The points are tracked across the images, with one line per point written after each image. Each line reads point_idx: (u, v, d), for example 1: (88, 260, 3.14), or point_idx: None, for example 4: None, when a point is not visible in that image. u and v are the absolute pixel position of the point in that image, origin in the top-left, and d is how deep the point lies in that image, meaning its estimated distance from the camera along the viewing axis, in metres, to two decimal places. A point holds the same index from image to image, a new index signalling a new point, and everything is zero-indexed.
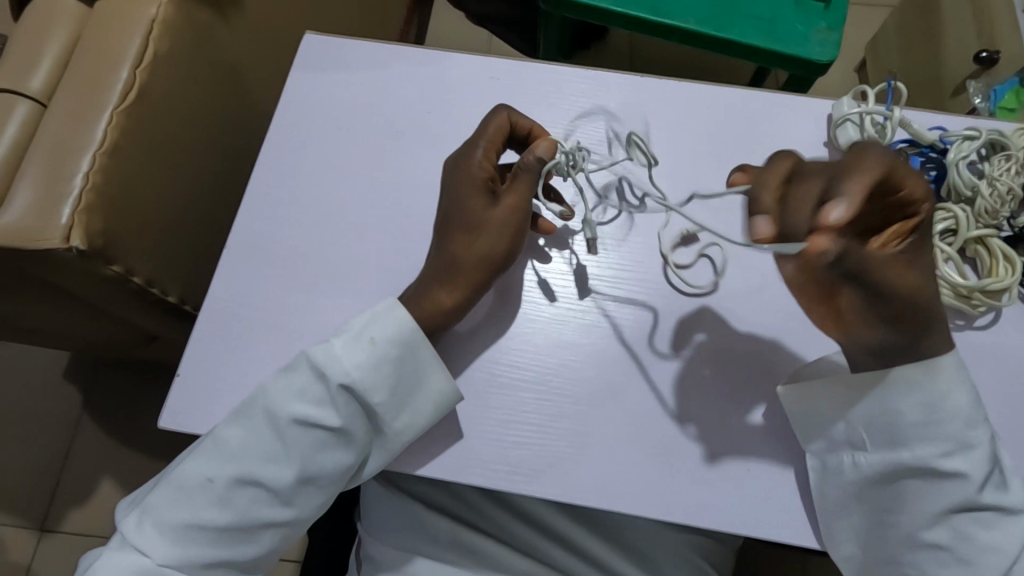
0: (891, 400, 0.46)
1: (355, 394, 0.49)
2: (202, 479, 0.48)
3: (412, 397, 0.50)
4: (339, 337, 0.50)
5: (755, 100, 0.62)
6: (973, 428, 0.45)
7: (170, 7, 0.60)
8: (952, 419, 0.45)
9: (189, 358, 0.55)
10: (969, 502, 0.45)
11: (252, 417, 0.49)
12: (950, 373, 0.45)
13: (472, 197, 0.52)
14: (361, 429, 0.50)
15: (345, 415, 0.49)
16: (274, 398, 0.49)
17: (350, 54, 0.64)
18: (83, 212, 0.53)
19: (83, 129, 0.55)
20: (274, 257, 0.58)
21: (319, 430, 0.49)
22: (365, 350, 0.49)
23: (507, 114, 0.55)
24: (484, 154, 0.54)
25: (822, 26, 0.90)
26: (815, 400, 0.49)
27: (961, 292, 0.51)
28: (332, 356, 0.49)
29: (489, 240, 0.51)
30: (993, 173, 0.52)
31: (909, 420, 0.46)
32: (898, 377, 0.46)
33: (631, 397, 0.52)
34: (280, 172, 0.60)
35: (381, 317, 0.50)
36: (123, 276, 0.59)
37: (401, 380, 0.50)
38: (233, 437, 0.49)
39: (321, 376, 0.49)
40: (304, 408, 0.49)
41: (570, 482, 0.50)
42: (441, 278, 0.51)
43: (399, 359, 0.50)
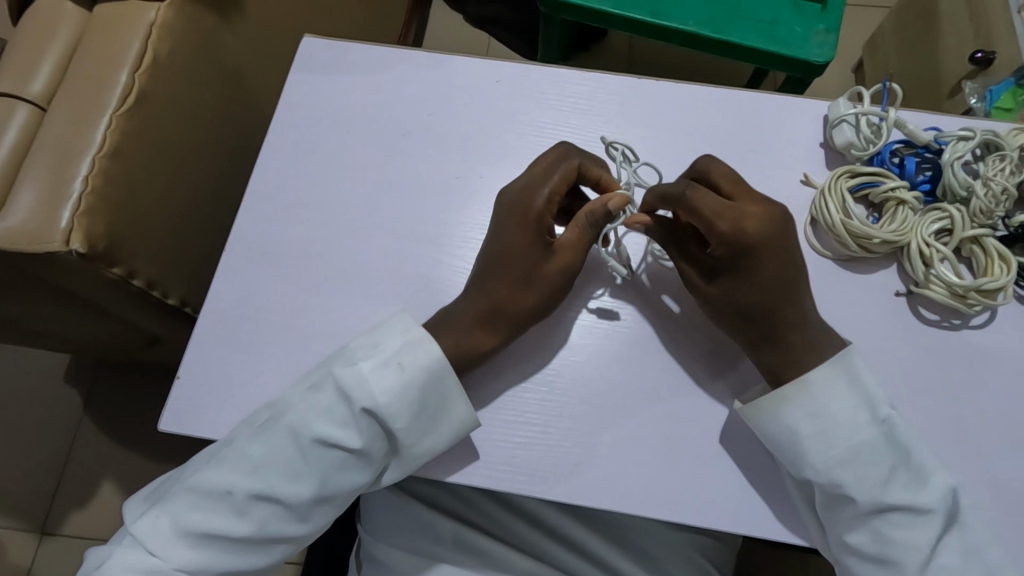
0: (778, 416, 0.48)
1: (380, 419, 0.49)
2: (221, 490, 0.48)
3: (435, 422, 0.50)
4: (368, 361, 0.50)
5: (753, 102, 0.62)
6: (858, 431, 0.46)
7: (169, 11, 0.60)
8: (836, 426, 0.46)
9: (191, 360, 0.55)
10: (879, 505, 0.45)
11: (275, 435, 0.49)
12: (829, 381, 0.47)
13: (531, 244, 0.53)
14: (380, 451, 0.50)
15: (368, 438, 0.49)
16: (299, 417, 0.49)
17: (350, 57, 0.65)
18: (83, 215, 0.53)
19: (83, 132, 0.55)
20: (276, 260, 0.58)
21: (341, 451, 0.49)
22: (394, 377, 0.49)
23: (579, 163, 0.54)
24: (547, 198, 0.53)
25: (820, 28, 0.90)
26: (740, 418, 0.51)
27: (957, 292, 0.52)
28: (360, 379, 0.49)
29: (539, 292, 0.52)
30: (988, 172, 0.53)
31: (800, 433, 0.47)
32: (778, 394, 0.48)
33: (630, 397, 0.53)
34: (281, 175, 0.61)
35: (414, 343, 0.50)
36: (124, 278, 0.60)
37: (426, 407, 0.50)
38: (255, 452, 0.49)
39: (348, 398, 0.49)
40: (328, 428, 0.49)
41: (570, 481, 0.51)
42: (480, 320, 0.52)
43: (425, 386, 0.50)
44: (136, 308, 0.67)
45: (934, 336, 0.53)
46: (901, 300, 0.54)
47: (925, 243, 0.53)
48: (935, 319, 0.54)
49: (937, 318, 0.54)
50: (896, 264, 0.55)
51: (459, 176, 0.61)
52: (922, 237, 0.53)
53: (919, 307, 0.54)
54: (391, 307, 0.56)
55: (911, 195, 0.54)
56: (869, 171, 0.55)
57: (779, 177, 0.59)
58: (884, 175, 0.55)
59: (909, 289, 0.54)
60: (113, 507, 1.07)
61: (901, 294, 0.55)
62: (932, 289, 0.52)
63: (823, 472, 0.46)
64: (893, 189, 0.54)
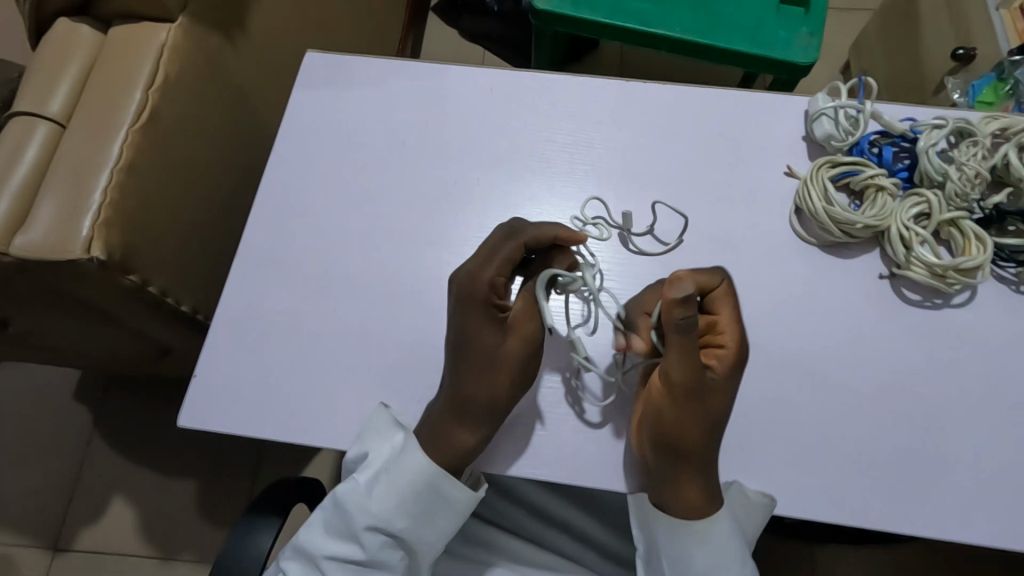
0: (682, 559, 0.52)
1: (385, 530, 0.52)
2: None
3: (435, 515, 0.53)
4: (362, 474, 0.53)
5: (736, 101, 0.65)
6: (727, 570, 0.50)
7: (179, 32, 0.64)
8: (712, 568, 0.50)
9: (206, 360, 0.57)
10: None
11: (295, 566, 0.53)
12: (725, 540, 0.51)
13: (483, 323, 0.53)
14: (395, 557, 0.53)
15: (374, 551, 0.52)
16: (310, 542, 0.53)
17: (351, 71, 0.68)
18: (103, 224, 0.56)
19: (102, 147, 0.59)
20: (284, 264, 0.61)
21: (354, 564, 0.52)
22: (386, 486, 0.52)
23: (523, 241, 0.54)
24: (492, 281, 0.53)
25: (803, 31, 0.93)
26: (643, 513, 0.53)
27: (936, 272, 0.54)
28: (357, 493, 0.52)
29: (506, 376, 0.52)
30: (961, 158, 0.56)
31: (698, 568, 0.51)
32: (680, 528, 0.51)
33: (628, 383, 0.55)
34: (288, 183, 0.64)
35: (400, 448, 0.53)
36: (140, 285, 0.62)
37: (423, 503, 0.52)
38: (290, 572, 0.53)
39: (349, 515, 0.52)
40: (338, 548, 0.52)
41: (571, 465, 0.53)
42: (455, 416, 0.52)
43: (416, 488, 0.52)
44: (149, 317, 0.69)
45: (917, 316, 0.55)
46: (884, 283, 0.57)
47: (905, 227, 0.55)
48: (918, 299, 0.56)
49: (920, 298, 0.56)
50: (878, 249, 0.58)
51: (458, 180, 0.63)
52: (902, 221, 0.55)
53: (902, 289, 0.56)
54: (396, 306, 0.59)
55: (889, 181, 0.57)
56: (850, 161, 0.58)
57: (763, 170, 0.62)
58: (863, 164, 0.58)
59: (891, 272, 0.56)
60: (124, 521, 1.09)
61: (883, 276, 0.57)
62: (913, 271, 0.55)
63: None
64: (872, 176, 0.57)
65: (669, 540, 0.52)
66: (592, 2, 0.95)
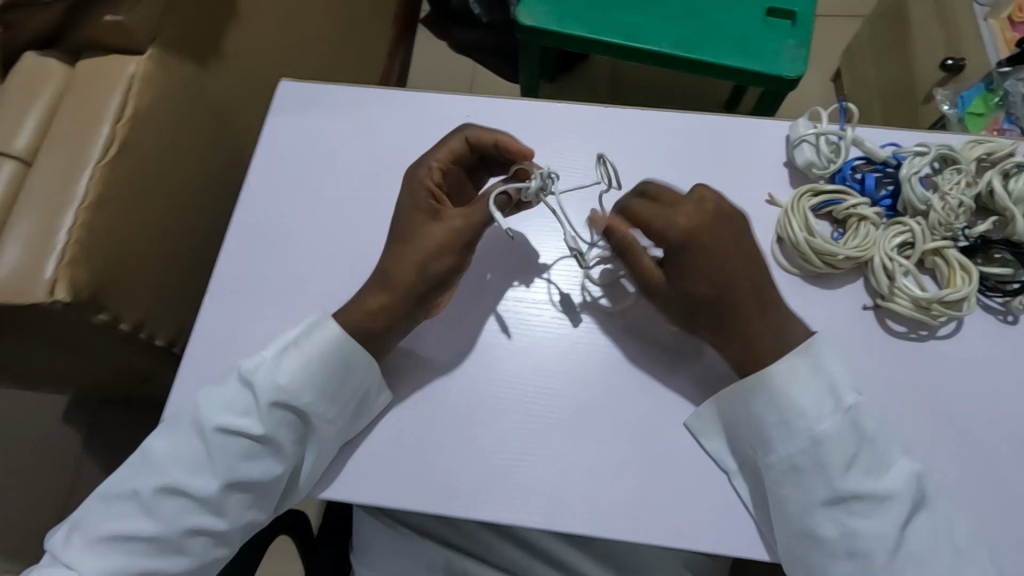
0: (752, 411, 0.49)
1: (284, 402, 0.49)
2: (128, 490, 0.48)
3: (341, 400, 0.50)
4: (269, 350, 0.50)
5: (717, 125, 0.64)
6: (820, 423, 0.47)
7: (148, 64, 0.63)
8: (799, 418, 0.47)
9: (173, 402, 0.55)
10: (836, 493, 0.46)
11: (181, 428, 0.49)
12: (790, 373, 0.48)
13: (416, 202, 0.54)
14: (289, 437, 0.49)
15: (273, 421, 0.49)
16: (201, 408, 0.49)
17: (325, 98, 0.67)
18: (67, 265, 0.55)
19: (67, 185, 0.57)
20: (257, 300, 0.59)
21: (244, 438, 0.48)
22: (292, 357, 0.50)
23: (465, 135, 0.56)
24: (432, 167, 0.55)
25: (791, 42, 0.92)
26: (715, 413, 0.51)
27: (921, 304, 0.53)
28: (264, 367, 0.49)
29: (432, 252, 0.51)
30: (945, 187, 0.55)
31: (769, 424, 0.48)
32: (747, 385, 0.49)
33: (609, 421, 0.53)
34: (261, 214, 0.62)
35: (312, 322, 0.51)
36: (111, 323, 0.61)
37: (328, 382, 0.50)
38: (161, 448, 0.49)
39: (251, 387, 0.49)
40: (230, 418, 0.48)
41: (550, 509, 0.50)
42: (376, 283, 0.52)
43: (328, 358, 0.50)
44: (124, 352, 0.68)
45: (903, 347, 0.54)
46: (869, 314, 0.55)
47: (888, 257, 0.54)
48: (904, 331, 0.55)
49: (905, 330, 0.55)
50: (863, 278, 0.56)
51: None
52: (884, 252, 0.54)
53: (887, 320, 0.55)
54: None
55: (871, 211, 0.55)
56: (831, 189, 0.57)
57: (744, 197, 0.61)
58: (845, 193, 0.57)
59: (876, 303, 0.55)
60: None
61: (868, 307, 0.56)
62: (896, 302, 0.53)
63: (788, 461, 0.47)
64: (854, 206, 0.56)
65: (737, 397, 0.50)
66: (578, 18, 0.94)
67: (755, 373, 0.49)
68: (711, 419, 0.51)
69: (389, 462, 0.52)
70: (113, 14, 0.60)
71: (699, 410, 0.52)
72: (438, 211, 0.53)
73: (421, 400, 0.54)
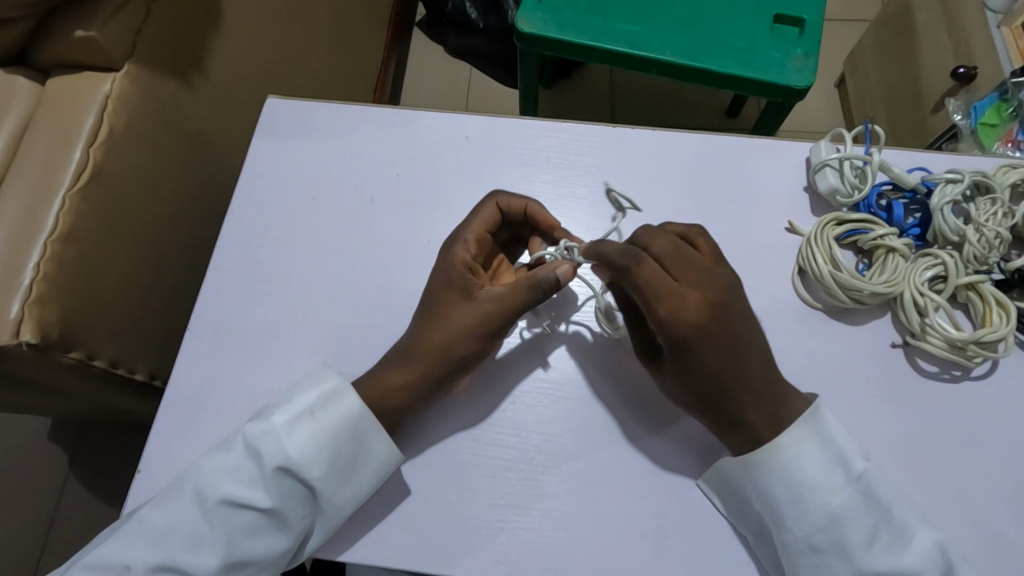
0: (764, 485, 0.45)
1: (293, 475, 0.45)
2: (119, 565, 0.43)
3: (355, 471, 0.47)
4: (279, 415, 0.46)
5: (733, 148, 0.60)
6: (835, 494, 0.43)
7: (125, 83, 0.58)
8: (812, 490, 0.43)
9: (150, 452, 0.50)
10: (859, 573, 0.43)
11: (178, 500, 0.45)
12: (805, 443, 0.44)
13: (450, 281, 0.50)
14: (296, 512, 0.45)
15: (281, 495, 0.45)
16: (205, 477, 0.45)
17: (313, 119, 0.63)
18: (35, 304, 0.51)
19: (36, 216, 0.53)
20: (238, 338, 0.54)
21: (249, 511, 0.44)
22: (305, 427, 0.46)
23: (496, 201, 0.53)
24: (466, 239, 0.51)
25: (797, 53, 0.85)
26: (726, 482, 0.47)
27: (955, 344, 0.49)
28: (270, 436, 0.45)
29: (463, 337, 0.48)
30: (980, 218, 0.51)
31: (780, 500, 0.44)
32: (756, 458, 0.45)
33: (621, 472, 0.49)
34: (244, 243, 0.58)
35: (330, 390, 0.47)
36: (85, 361, 0.57)
37: (342, 454, 0.46)
38: (155, 520, 0.44)
39: (258, 455, 0.45)
40: (234, 489, 0.44)
41: (558, 570, 0.46)
42: (395, 359, 0.49)
43: (341, 427, 0.46)
44: (101, 388, 0.64)
45: (933, 390, 0.51)
46: (898, 352, 0.52)
47: (919, 292, 0.50)
48: (935, 371, 0.52)
49: (937, 370, 0.52)
50: (890, 314, 0.53)
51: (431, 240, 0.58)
52: (915, 286, 0.50)
53: (918, 359, 0.52)
54: None
55: (900, 242, 0.52)
56: (856, 219, 0.53)
57: (762, 226, 0.57)
58: (872, 221, 0.53)
59: (905, 341, 0.52)
60: None
61: (897, 345, 0.52)
62: (929, 341, 0.50)
63: (804, 542, 0.43)
64: (881, 236, 0.52)
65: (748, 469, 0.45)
66: (576, 24, 0.87)
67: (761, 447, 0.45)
68: (721, 484, 0.47)
69: (385, 517, 0.48)
70: (85, 30, 0.55)
71: (708, 473, 0.47)
72: (471, 289, 0.50)
73: (422, 454, 0.50)
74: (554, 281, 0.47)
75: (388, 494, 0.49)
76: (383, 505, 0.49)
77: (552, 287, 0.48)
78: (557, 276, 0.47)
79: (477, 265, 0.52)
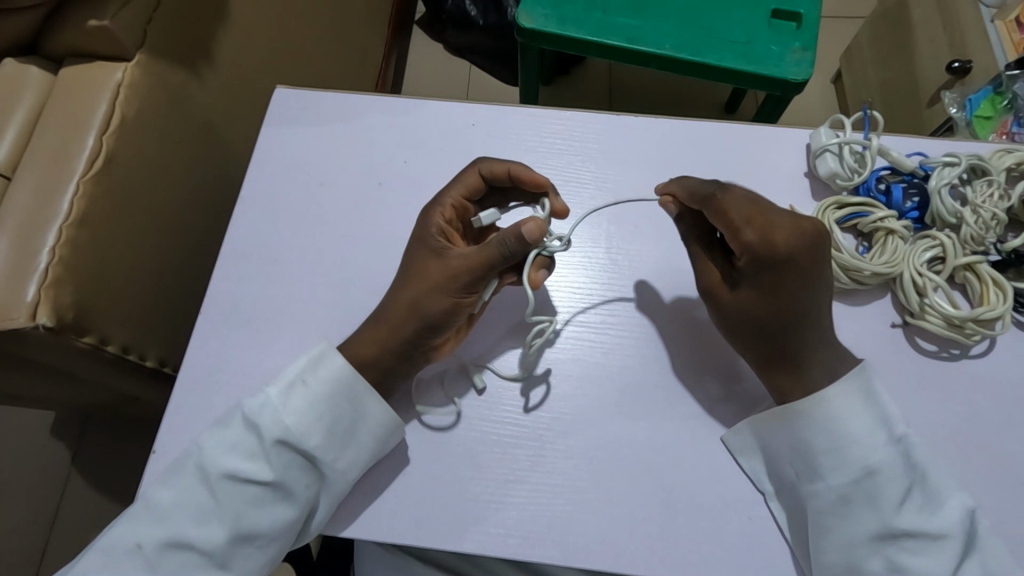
0: (800, 434, 0.47)
1: (293, 445, 0.46)
2: (128, 545, 0.44)
3: (353, 436, 0.48)
4: (273, 386, 0.47)
5: (734, 134, 0.61)
6: (875, 452, 0.45)
7: (136, 70, 0.59)
8: (852, 444, 0.45)
9: (164, 432, 0.51)
10: (888, 528, 0.43)
11: (183, 478, 0.45)
12: (845, 399, 0.46)
13: (424, 242, 0.51)
14: (299, 481, 0.46)
15: (278, 464, 0.45)
16: (206, 454, 0.46)
17: (321, 108, 0.63)
18: (50, 286, 0.52)
19: (50, 201, 0.54)
20: (250, 321, 0.55)
21: (252, 484, 0.45)
22: (299, 396, 0.47)
23: (478, 168, 0.53)
24: (443, 204, 0.52)
25: (796, 46, 0.86)
26: (755, 436, 0.49)
27: (953, 322, 0.51)
28: (266, 406, 0.46)
29: (428, 300, 0.49)
30: (976, 200, 0.52)
31: (818, 450, 0.46)
32: (800, 408, 0.47)
33: (628, 449, 0.50)
34: (254, 229, 0.58)
35: (317, 357, 0.49)
36: (97, 346, 0.58)
37: (339, 421, 0.47)
38: (163, 499, 0.45)
39: (256, 427, 0.46)
40: (235, 462, 0.45)
41: (568, 543, 0.47)
42: (370, 320, 0.50)
43: (334, 396, 0.48)
44: (111, 375, 0.64)
45: (933, 367, 0.52)
46: (897, 332, 0.53)
47: (917, 272, 0.51)
48: (934, 349, 0.53)
49: (936, 349, 0.53)
50: (890, 295, 0.54)
51: None
52: (914, 266, 0.52)
53: (917, 338, 0.53)
54: None
55: (899, 225, 0.53)
56: (857, 202, 0.54)
57: None
58: (871, 206, 0.54)
59: (905, 321, 0.53)
60: None
61: (897, 325, 0.53)
62: (928, 320, 0.51)
63: (835, 492, 0.45)
64: (880, 219, 0.53)
65: (789, 417, 0.47)
66: (577, 18, 0.87)
67: (806, 396, 0.47)
68: (749, 436, 0.49)
69: (397, 494, 0.49)
70: (98, 18, 0.56)
71: (739, 426, 0.49)
72: (444, 249, 0.50)
73: (434, 432, 0.51)
74: (519, 238, 0.46)
75: (400, 473, 0.50)
76: (395, 483, 0.49)
77: (516, 246, 0.47)
78: (521, 232, 0.46)
79: (452, 229, 0.53)
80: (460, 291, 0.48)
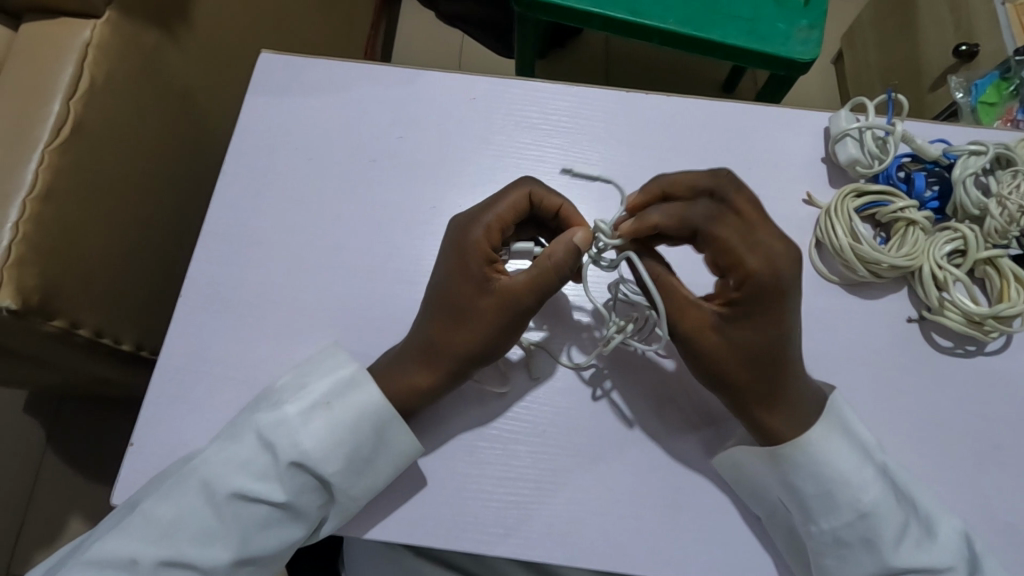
0: (783, 478, 0.44)
1: (309, 470, 0.43)
2: (124, 561, 0.41)
3: (372, 463, 0.44)
4: (293, 404, 0.44)
5: (750, 115, 0.58)
6: (867, 492, 0.43)
7: (104, 30, 0.55)
8: (843, 486, 0.43)
9: (142, 424, 0.48)
10: (886, 566, 0.42)
11: (186, 491, 0.42)
12: (828, 441, 0.44)
13: (466, 274, 0.46)
14: (311, 504, 0.44)
15: (293, 490, 0.43)
16: (213, 470, 0.43)
17: (307, 76, 0.59)
18: (13, 266, 0.48)
19: (11, 172, 0.50)
20: (232, 307, 0.51)
21: (262, 506, 0.43)
22: (321, 420, 0.43)
23: (530, 191, 0.47)
24: (489, 227, 0.46)
25: (803, 24, 0.82)
26: (736, 477, 0.46)
27: (973, 319, 0.49)
28: (285, 427, 0.43)
29: (481, 331, 0.45)
30: (1003, 191, 0.50)
31: (808, 496, 0.43)
32: (780, 454, 0.44)
33: (631, 447, 0.48)
34: (235, 207, 0.54)
35: (347, 381, 0.45)
36: (67, 330, 0.54)
37: (359, 450, 0.44)
38: (162, 513, 0.42)
39: (270, 448, 0.43)
40: (246, 484, 0.42)
41: (571, 543, 0.46)
42: (418, 354, 0.46)
43: (356, 428, 0.44)
44: (83, 361, 0.60)
45: (946, 365, 0.51)
46: (913, 327, 0.51)
47: (937, 266, 0.49)
48: (949, 346, 0.51)
49: (951, 345, 0.51)
50: (906, 288, 0.52)
51: (437, 207, 0.55)
52: (934, 260, 0.50)
53: (932, 334, 0.51)
54: (365, 352, 0.51)
55: (920, 215, 0.50)
56: (876, 190, 0.52)
57: (777, 196, 0.56)
58: (892, 194, 0.52)
59: (922, 315, 0.51)
60: None
61: (913, 320, 0.52)
62: (947, 316, 0.49)
63: (828, 534, 0.43)
64: (901, 209, 0.51)
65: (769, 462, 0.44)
66: None
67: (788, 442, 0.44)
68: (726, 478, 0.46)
69: (390, 488, 0.47)
70: None
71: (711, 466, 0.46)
72: (488, 280, 0.45)
73: (429, 428, 0.48)
74: (572, 251, 0.44)
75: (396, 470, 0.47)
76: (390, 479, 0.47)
77: (572, 260, 0.44)
78: (575, 244, 0.44)
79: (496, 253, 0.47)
80: (514, 323, 0.45)
